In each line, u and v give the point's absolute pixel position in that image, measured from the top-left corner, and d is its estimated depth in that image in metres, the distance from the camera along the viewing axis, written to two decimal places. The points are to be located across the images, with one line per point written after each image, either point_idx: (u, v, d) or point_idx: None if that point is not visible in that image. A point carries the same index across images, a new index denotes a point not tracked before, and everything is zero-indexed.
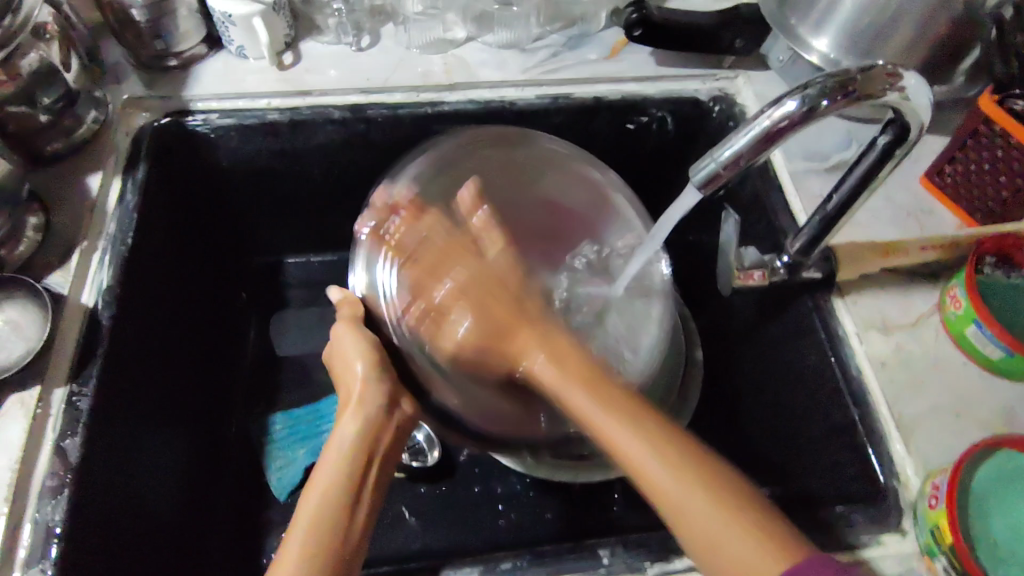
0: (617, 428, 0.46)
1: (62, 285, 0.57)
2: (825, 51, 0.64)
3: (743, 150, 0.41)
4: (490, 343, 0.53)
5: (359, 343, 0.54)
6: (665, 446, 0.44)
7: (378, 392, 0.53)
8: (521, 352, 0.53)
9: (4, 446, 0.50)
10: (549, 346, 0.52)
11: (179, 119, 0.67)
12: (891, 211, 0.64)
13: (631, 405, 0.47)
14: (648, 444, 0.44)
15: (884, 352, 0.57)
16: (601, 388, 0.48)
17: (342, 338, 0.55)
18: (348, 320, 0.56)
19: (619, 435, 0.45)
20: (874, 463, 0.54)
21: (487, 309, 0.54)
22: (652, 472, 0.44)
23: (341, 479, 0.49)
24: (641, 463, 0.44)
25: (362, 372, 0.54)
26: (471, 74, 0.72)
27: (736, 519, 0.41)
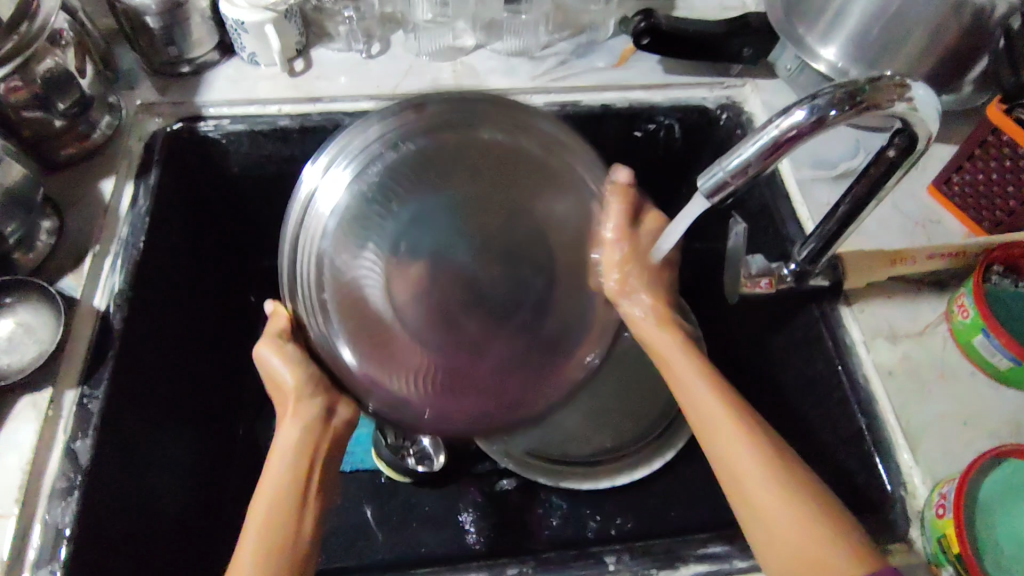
0: (697, 381, 0.52)
1: (74, 288, 0.57)
2: (833, 60, 0.65)
3: (751, 158, 0.41)
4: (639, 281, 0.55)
5: (286, 356, 0.51)
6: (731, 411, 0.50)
7: (313, 404, 0.51)
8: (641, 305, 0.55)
9: (15, 448, 0.50)
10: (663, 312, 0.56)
11: (191, 124, 0.68)
12: (899, 220, 0.65)
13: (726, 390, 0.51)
14: (727, 400, 0.50)
15: (892, 361, 0.57)
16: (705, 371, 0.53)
17: (272, 353, 0.51)
18: (273, 333, 0.52)
19: (697, 393, 0.52)
20: (881, 472, 0.54)
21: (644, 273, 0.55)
22: (712, 412, 0.50)
23: (287, 494, 0.48)
24: (710, 411, 0.50)
25: (292, 381, 0.51)
26: (480, 81, 0.73)
27: (762, 451, 0.47)
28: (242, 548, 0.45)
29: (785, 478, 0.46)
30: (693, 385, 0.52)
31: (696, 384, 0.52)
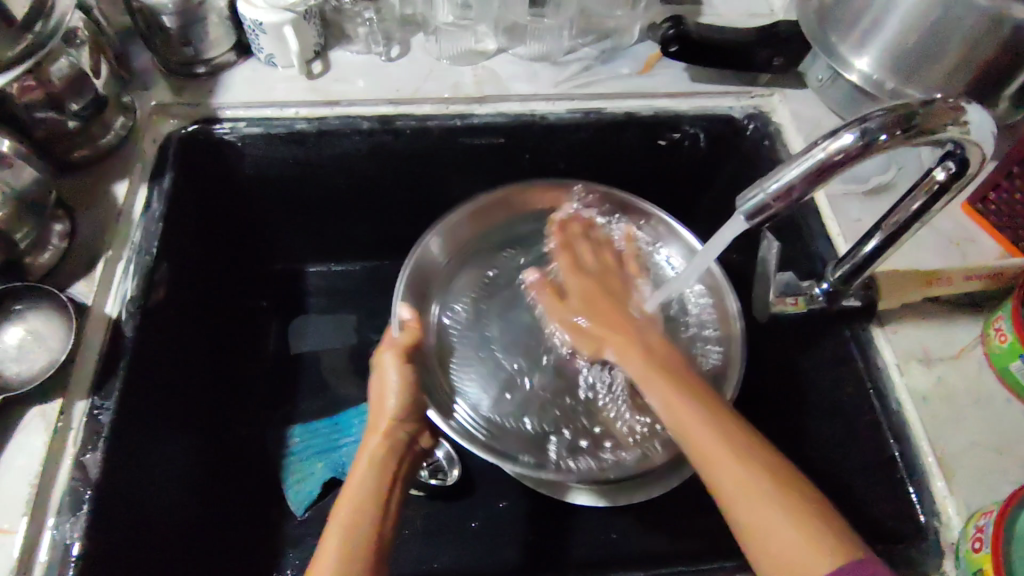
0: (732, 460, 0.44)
1: (85, 295, 0.55)
2: (866, 70, 0.63)
3: (799, 181, 0.39)
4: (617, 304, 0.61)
5: (399, 371, 0.55)
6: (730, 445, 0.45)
7: (406, 425, 0.54)
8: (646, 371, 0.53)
9: (23, 460, 0.48)
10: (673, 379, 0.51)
11: (207, 127, 0.66)
12: (933, 238, 0.63)
13: (715, 409, 0.47)
14: (716, 426, 0.46)
15: (925, 385, 0.56)
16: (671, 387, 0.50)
17: (387, 365, 0.55)
18: (397, 346, 0.57)
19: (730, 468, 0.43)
20: (914, 501, 0.52)
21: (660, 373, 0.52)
22: (701, 441, 0.45)
23: (373, 506, 0.48)
24: (707, 445, 0.45)
25: (394, 403, 0.54)
26: (501, 87, 0.71)
27: (775, 485, 0.42)
28: (323, 556, 0.44)
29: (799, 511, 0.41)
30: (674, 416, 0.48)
31: (690, 419, 0.47)
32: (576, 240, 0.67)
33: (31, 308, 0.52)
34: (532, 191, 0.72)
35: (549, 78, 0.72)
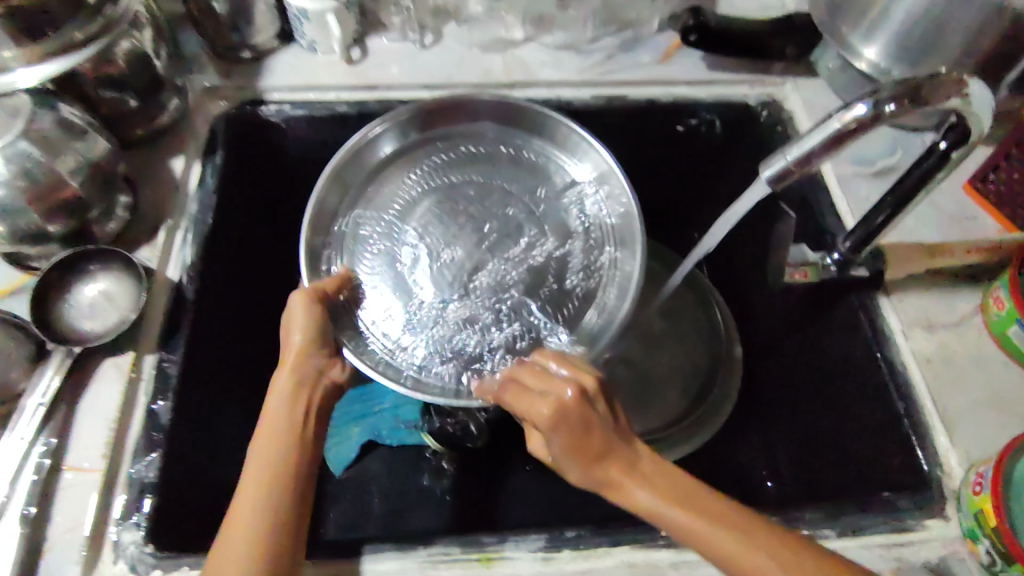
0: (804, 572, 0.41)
1: (151, 259, 0.60)
2: (875, 59, 0.68)
3: (814, 151, 0.44)
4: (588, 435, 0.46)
5: (309, 312, 0.55)
6: (721, 545, 0.42)
7: (309, 362, 0.53)
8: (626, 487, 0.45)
9: (100, 408, 0.53)
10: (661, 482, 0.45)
11: (254, 108, 0.71)
12: (935, 216, 0.67)
13: (691, 491, 0.45)
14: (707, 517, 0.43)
15: (928, 349, 0.60)
16: (653, 474, 0.46)
17: (293, 309, 0.55)
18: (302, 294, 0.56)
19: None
20: (916, 453, 0.56)
21: (660, 482, 0.45)
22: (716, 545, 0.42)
23: (270, 446, 0.47)
24: (704, 541, 0.43)
25: (298, 339, 0.54)
26: (529, 73, 0.75)
27: (792, 563, 0.41)
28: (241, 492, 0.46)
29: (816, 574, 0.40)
30: (658, 515, 0.44)
31: (679, 513, 0.44)
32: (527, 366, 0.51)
33: (111, 275, 0.57)
34: (431, 110, 0.68)
35: (574, 66, 0.76)
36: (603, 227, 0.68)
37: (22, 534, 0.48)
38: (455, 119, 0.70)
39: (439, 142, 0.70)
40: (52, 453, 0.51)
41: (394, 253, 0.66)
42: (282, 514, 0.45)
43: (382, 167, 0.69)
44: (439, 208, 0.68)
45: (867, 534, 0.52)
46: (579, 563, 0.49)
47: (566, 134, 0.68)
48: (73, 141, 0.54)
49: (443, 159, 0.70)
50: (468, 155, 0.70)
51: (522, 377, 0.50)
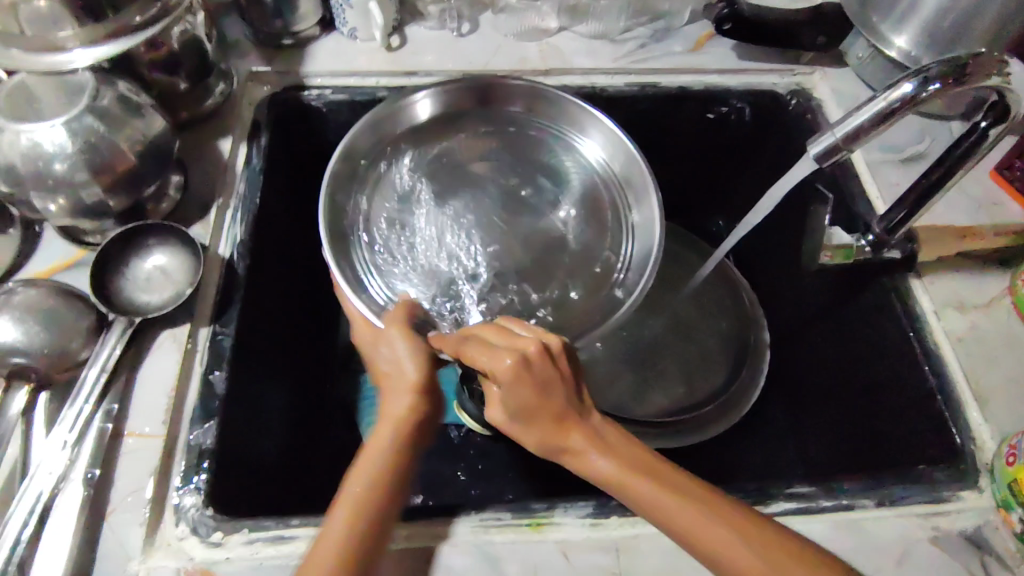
0: (726, 531, 0.43)
1: (203, 236, 0.62)
2: (905, 48, 0.69)
3: (864, 126, 0.46)
4: (537, 396, 0.47)
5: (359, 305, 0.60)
6: (682, 517, 0.44)
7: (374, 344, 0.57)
8: (563, 443, 0.48)
9: (159, 375, 0.55)
10: (608, 442, 0.47)
11: (298, 93, 0.72)
12: (964, 201, 0.68)
13: (651, 463, 0.47)
14: (662, 482, 0.45)
15: (960, 328, 0.61)
16: (618, 444, 0.48)
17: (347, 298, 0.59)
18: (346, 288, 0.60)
19: (727, 540, 0.43)
20: (950, 427, 0.57)
21: (613, 445, 0.47)
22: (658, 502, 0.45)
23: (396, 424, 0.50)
24: (669, 514, 0.44)
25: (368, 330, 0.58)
26: (565, 61, 0.77)
27: (753, 538, 0.43)
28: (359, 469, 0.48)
29: (772, 549, 0.43)
30: (623, 484, 0.46)
31: (639, 481, 0.45)
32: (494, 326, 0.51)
33: (172, 254, 0.59)
34: (449, 90, 0.70)
35: (608, 55, 0.78)
36: (618, 213, 0.69)
37: (87, 494, 0.49)
38: (473, 100, 0.71)
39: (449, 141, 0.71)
40: (112, 419, 0.52)
41: (410, 227, 0.66)
42: (365, 503, 0.46)
43: (397, 146, 0.70)
44: (456, 187, 0.70)
45: (905, 504, 0.54)
46: (626, 529, 0.51)
47: (577, 115, 0.70)
48: (133, 117, 0.55)
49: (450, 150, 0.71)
50: (485, 139, 0.72)
51: (482, 334, 0.50)
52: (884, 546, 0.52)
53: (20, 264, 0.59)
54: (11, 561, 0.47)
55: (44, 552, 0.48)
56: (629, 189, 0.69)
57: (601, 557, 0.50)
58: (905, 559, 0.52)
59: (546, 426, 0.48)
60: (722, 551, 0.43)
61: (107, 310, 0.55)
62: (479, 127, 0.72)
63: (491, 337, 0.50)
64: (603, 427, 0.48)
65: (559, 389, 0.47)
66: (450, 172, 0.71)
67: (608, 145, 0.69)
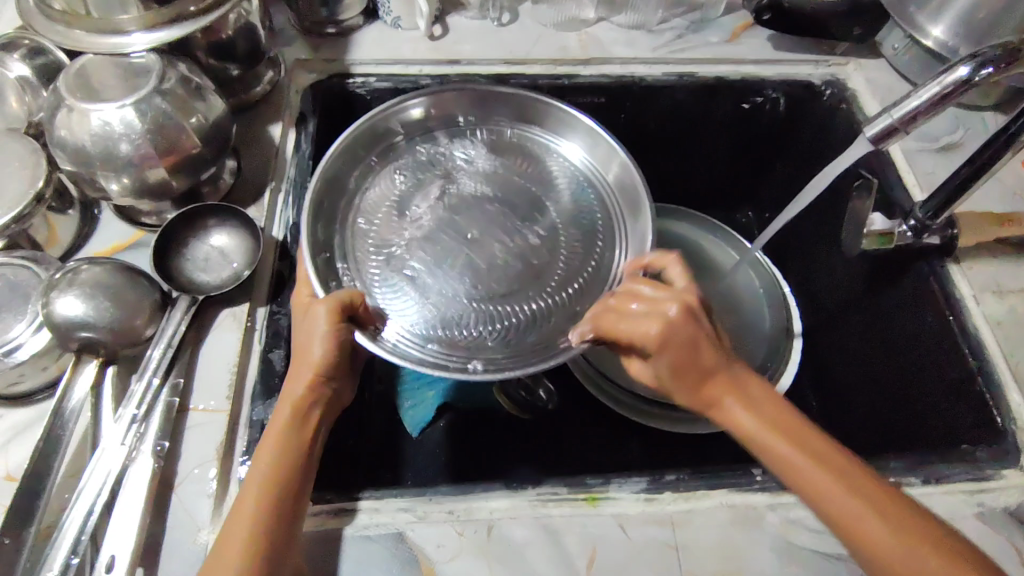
0: (874, 514, 0.43)
1: (258, 219, 0.63)
2: (942, 38, 0.69)
3: (920, 108, 0.48)
4: (686, 358, 0.47)
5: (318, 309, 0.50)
6: (826, 482, 0.45)
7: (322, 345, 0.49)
8: (714, 401, 0.49)
9: (222, 352, 0.56)
10: (755, 403, 0.49)
11: (343, 81, 0.73)
12: (1001, 189, 0.70)
13: (792, 425, 0.48)
14: (811, 453, 0.46)
15: (999, 312, 0.63)
16: (758, 399, 0.49)
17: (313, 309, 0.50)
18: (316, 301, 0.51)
19: (869, 520, 0.43)
20: (992, 408, 0.59)
21: (762, 409, 0.48)
22: (802, 468, 0.46)
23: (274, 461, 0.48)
24: (806, 475, 0.45)
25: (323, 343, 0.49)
26: (604, 50, 0.78)
27: (890, 516, 0.43)
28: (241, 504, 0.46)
29: (910, 537, 0.43)
30: (763, 439, 0.47)
31: (783, 443, 0.47)
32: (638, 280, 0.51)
33: (232, 235, 0.61)
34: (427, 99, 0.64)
35: (646, 44, 0.79)
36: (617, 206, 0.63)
37: (157, 466, 0.50)
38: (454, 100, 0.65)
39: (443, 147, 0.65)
40: (179, 394, 0.54)
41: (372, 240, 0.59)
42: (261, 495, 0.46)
43: (382, 152, 0.64)
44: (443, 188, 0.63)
45: (949, 481, 0.55)
46: (680, 503, 0.52)
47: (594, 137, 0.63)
48: (196, 100, 0.57)
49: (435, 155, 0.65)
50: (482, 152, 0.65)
51: (615, 298, 0.50)
52: None
53: (81, 243, 0.61)
54: (83, 533, 0.46)
55: (117, 522, 0.48)
56: (622, 198, 0.62)
57: (658, 530, 0.51)
58: None
59: (694, 386, 0.49)
60: (861, 529, 0.43)
61: (170, 288, 0.57)
62: (466, 147, 0.66)
63: (632, 293, 0.49)
64: (755, 390, 0.49)
65: (712, 348, 0.48)
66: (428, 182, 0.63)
67: (593, 159, 0.64)
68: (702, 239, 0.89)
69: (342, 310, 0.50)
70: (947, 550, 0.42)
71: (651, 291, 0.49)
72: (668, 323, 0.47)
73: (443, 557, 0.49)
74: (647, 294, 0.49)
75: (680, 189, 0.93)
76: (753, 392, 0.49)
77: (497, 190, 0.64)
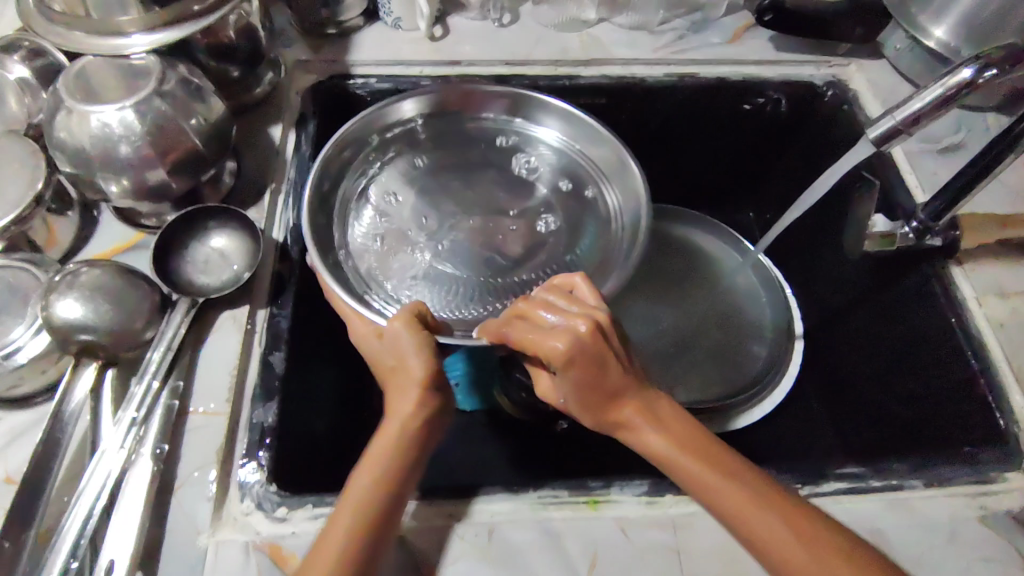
0: (768, 517, 0.45)
1: (258, 220, 0.63)
2: (943, 38, 0.69)
3: (923, 110, 0.47)
4: (593, 377, 0.47)
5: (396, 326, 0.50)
6: (724, 494, 0.46)
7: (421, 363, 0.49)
8: (606, 417, 0.49)
9: (222, 355, 0.56)
10: (664, 418, 0.49)
11: (344, 82, 0.73)
12: (1003, 190, 0.69)
13: (693, 436, 0.48)
14: (718, 470, 0.47)
15: (1002, 314, 0.62)
16: (665, 417, 0.49)
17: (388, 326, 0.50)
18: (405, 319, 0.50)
19: (768, 524, 0.44)
20: (994, 411, 0.58)
21: (668, 426, 0.49)
22: (704, 482, 0.46)
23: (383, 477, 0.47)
24: (709, 484, 0.46)
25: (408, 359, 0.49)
26: (605, 51, 0.78)
27: (794, 521, 0.44)
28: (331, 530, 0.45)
29: (819, 546, 0.44)
30: (673, 456, 0.47)
31: (689, 460, 0.47)
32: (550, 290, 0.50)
33: (231, 238, 0.61)
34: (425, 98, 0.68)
35: (648, 45, 0.79)
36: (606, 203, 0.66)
37: (157, 470, 0.50)
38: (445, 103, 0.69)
39: (445, 139, 0.70)
40: (179, 397, 0.54)
41: (373, 225, 0.64)
42: (362, 506, 0.45)
43: (383, 142, 0.68)
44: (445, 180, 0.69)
45: (952, 484, 0.55)
46: (682, 507, 0.52)
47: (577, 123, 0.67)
48: (197, 102, 0.57)
49: (434, 148, 0.70)
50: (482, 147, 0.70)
51: (528, 307, 0.49)
52: (935, 525, 0.53)
53: (80, 245, 0.61)
54: (83, 535, 0.46)
55: (115, 526, 0.48)
56: (614, 195, 0.66)
57: (660, 534, 0.51)
58: (955, 537, 0.53)
59: (603, 405, 0.48)
60: (768, 544, 0.44)
61: (170, 291, 0.57)
62: (467, 137, 0.70)
63: (534, 313, 0.48)
64: (665, 404, 0.50)
65: (613, 366, 0.47)
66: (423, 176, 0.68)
67: (596, 164, 0.68)
68: (703, 240, 0.89)
69: (412, 323, 0.50)
70: (846, 549, 0.44)
71: (539, 310, 0.48)
72: (577, 344, 0.45)
73: (443, 561, 0.49)
74: (533, 314, 0.48)
75: (681, 189, 0.93)
76: (663, 406, 0.50)
77: (493, 179, 0.69)
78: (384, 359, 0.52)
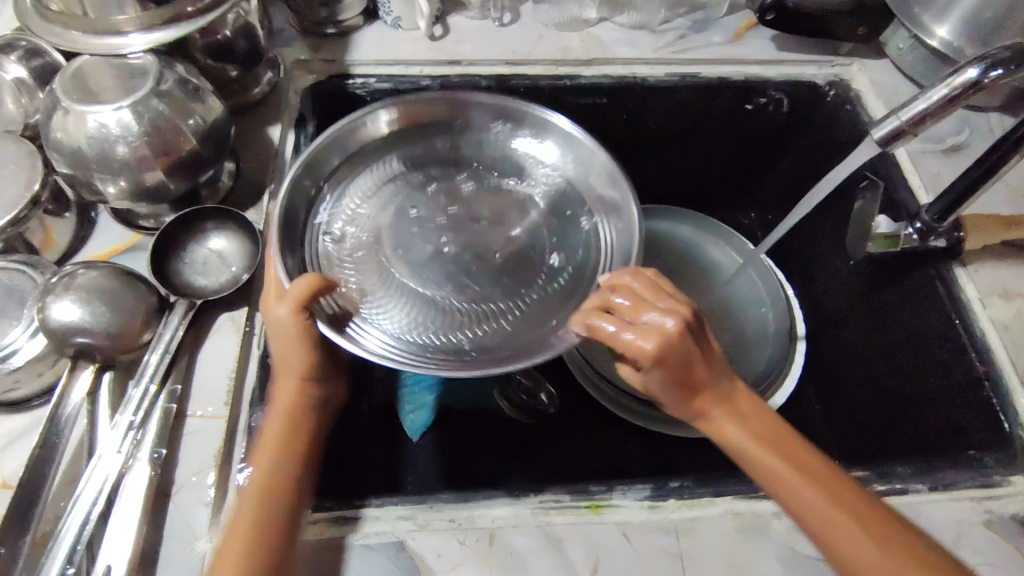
0: (839, 519, 0.45)
1: (256, 222, 0.62)
2: (947, 38, 0.69)
3: (928, 110, 0.47)
4: (677, 373, 0.48)
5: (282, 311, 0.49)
6: (801, 491, 0.47)
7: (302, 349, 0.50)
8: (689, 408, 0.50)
9: (220, 358, 0.56)
10: (744, 414, 0.50)
11: (343, 81, 0.73)
12: (1007, 191, 0.69)
13: (771, 431, 0.50)
14: (796, 467, 0.47)
15: (1006, 316, 0.62)
16: (747, 411, 0.50)
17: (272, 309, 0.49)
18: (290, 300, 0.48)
19: (841, 526, 0.45)
20: (999, 414, 0.58)
21: (747, 419, 0.50)
22: (775, 477, 0.48)
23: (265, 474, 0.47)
24: (793, 488, 0.47)
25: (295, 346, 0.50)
26: (606, 51, 0.77)
27: (868, 518, 0.45)
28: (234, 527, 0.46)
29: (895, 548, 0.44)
30: (751, 450, 0.49)
31: (768, 455, 0.48)
32: (631, 278, 0.50)
33: (230, 239, 0.60)
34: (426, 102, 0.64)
35: (649, 44, 0.78)
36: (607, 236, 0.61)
37: (154, 474, 0.50)
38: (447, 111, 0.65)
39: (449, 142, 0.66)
40: (176, 400, 0.53)
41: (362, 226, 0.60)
42: (262, 511, 0.46)
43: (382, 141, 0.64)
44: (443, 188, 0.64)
45: (956, 488, 0.55)
46: (684, 511, 0.51)
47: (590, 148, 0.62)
48: (194, 102, 0.56)
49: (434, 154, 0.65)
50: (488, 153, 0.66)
51: (606, 303, 0.48)
52: (939, 528, 0.53)
53: (77, 247, 0.60)
54: (79, 541, 0.46)
55: (113, 531, 0.47)
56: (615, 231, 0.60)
57: (663, 539, 0.50)
58: (960, 541, 0.52)
59: (682, 397, 0.49)
60: (843, 543, 0.45)
61: (167, 292, 0.57)
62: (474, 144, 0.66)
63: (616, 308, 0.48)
64: (750, 401, 0.51)
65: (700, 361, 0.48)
66: (425, 179, 0.64)
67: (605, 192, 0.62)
68: (704, 241, 0.89)
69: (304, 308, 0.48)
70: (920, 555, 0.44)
71: (628, 306, 0.48)
72: (669, 342, 0.46)
73: (444, 567, 0.48)
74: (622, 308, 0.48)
75: (682, 189, 0.92)
76: (740, 403, 0.50)
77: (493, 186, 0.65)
78: (284, 356, 0.50)
